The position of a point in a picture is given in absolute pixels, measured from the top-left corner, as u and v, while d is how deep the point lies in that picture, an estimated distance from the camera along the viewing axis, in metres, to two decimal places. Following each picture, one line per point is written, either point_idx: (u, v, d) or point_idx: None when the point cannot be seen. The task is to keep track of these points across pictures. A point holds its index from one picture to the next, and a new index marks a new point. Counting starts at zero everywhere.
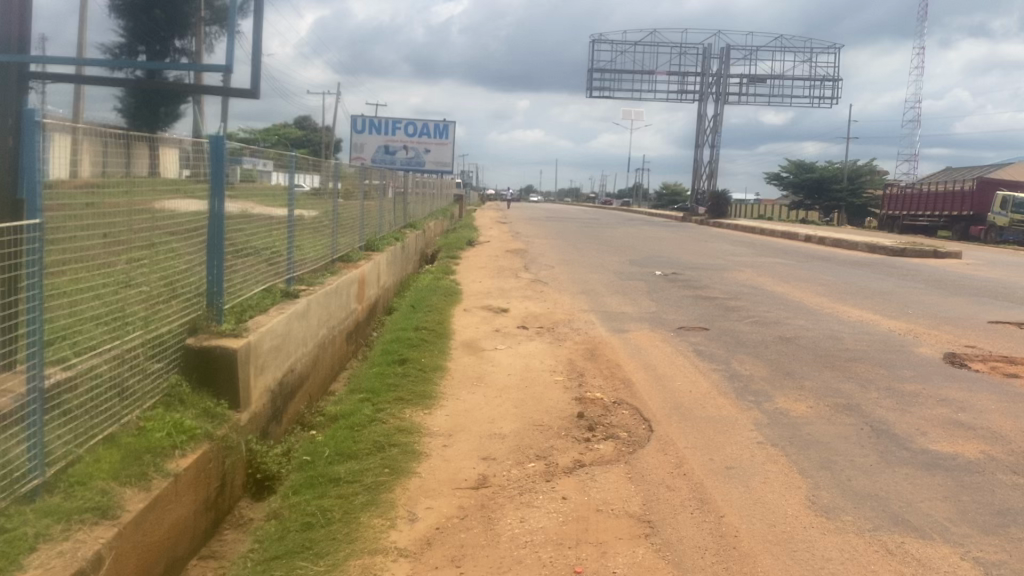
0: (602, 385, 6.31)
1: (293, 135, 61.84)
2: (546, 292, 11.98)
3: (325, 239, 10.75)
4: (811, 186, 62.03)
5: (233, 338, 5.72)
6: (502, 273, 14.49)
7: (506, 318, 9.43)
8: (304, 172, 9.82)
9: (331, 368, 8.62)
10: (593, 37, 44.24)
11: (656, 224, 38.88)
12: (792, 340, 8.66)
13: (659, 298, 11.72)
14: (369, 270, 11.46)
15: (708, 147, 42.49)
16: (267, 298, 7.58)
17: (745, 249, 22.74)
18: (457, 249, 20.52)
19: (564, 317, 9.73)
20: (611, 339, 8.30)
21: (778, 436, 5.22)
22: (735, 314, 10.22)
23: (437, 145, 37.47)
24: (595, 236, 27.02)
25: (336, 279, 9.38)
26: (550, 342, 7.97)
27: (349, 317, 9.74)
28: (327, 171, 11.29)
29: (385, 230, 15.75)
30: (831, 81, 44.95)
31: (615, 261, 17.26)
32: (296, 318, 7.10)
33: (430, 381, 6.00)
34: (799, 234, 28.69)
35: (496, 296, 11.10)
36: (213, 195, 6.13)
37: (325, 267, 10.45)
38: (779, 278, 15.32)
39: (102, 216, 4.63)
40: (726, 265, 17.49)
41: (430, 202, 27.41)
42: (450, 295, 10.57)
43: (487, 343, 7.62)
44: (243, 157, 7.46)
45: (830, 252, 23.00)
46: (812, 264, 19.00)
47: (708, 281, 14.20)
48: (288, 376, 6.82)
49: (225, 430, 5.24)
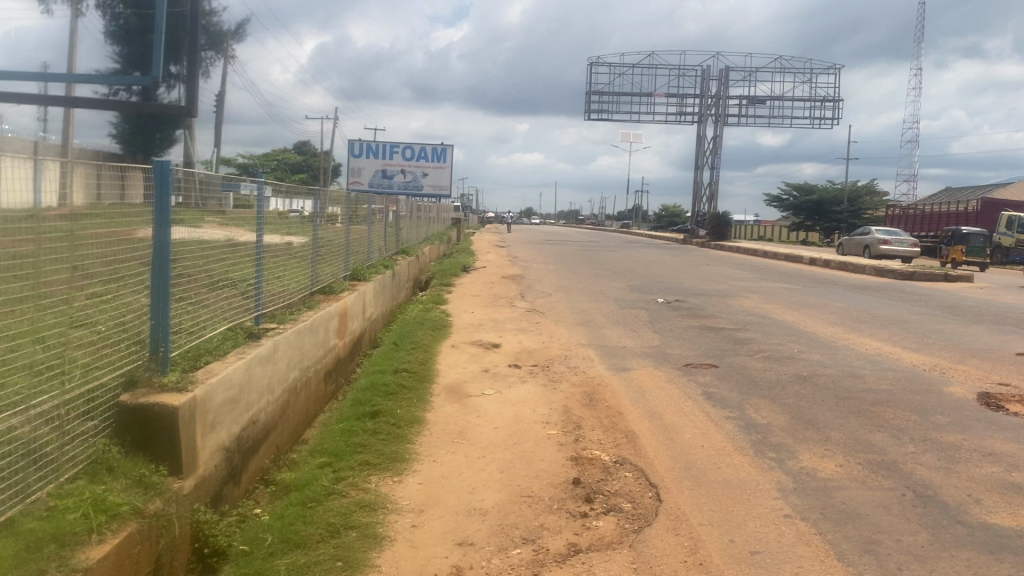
0: (601, 439, 5.55)
1: (291, 160, 61.67)
2: (542, 323, 11.22)
3: (304, 270, 9.99)
4: (812, 208, 61.53)
5: (174, 394, 4.94)
6: (496, 302, 13.77)
7: (498, 355, 8.67)
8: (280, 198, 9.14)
9: (305, 413, 7.88)
10: (591, 58, 43.71)
11: (656, 247, 38.25)
12: (811, 379, 7.89)
13: (663, 329, 10.97)
14: (352, 301, 10.75)
15: (708, 169, 41.87)
16: (228, 340, 6.78)
17: (749, 273, 22.03)
18: (451, 276, 19.80)
19: (560, 353, 8.96)
20: (612, 380, 7.54)
21: (808, 507, 4.45)
22: (745, 348, 9.46)
23: (434, 168, 36.85)
24: (595, 260, 26.35)
25: (312, 314, 8.65)
26: (543, 384, 7.21)
27: (327, 354, 9.01)
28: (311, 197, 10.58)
29: (373, 257, 15.02)
30: (832, 101, 44.39)
31: (616, 287, 16.54)
32: (258, 363, 6.36)
33: (404, 440, 5.23)
34: (804, 257, 27.97)
35: (488, 329, 10.35)
36: (157, 225, 5.29)
37: (302, 301, 9.70)
38: (789, 306, 14.58)
39: (78, 247, 4.47)
40: (732, 291, 16.74)
41: (426, 227, 26.77)
42: (437, 329, 9.83)
43: (473, 387, 6.86)
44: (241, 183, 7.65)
45: (837, 275, 22.28)
46: (820, 288, 18.27)
47: (713, 309, 13.45)
48: (249, 430, 6.08)
49: (160, 504, 4.47)
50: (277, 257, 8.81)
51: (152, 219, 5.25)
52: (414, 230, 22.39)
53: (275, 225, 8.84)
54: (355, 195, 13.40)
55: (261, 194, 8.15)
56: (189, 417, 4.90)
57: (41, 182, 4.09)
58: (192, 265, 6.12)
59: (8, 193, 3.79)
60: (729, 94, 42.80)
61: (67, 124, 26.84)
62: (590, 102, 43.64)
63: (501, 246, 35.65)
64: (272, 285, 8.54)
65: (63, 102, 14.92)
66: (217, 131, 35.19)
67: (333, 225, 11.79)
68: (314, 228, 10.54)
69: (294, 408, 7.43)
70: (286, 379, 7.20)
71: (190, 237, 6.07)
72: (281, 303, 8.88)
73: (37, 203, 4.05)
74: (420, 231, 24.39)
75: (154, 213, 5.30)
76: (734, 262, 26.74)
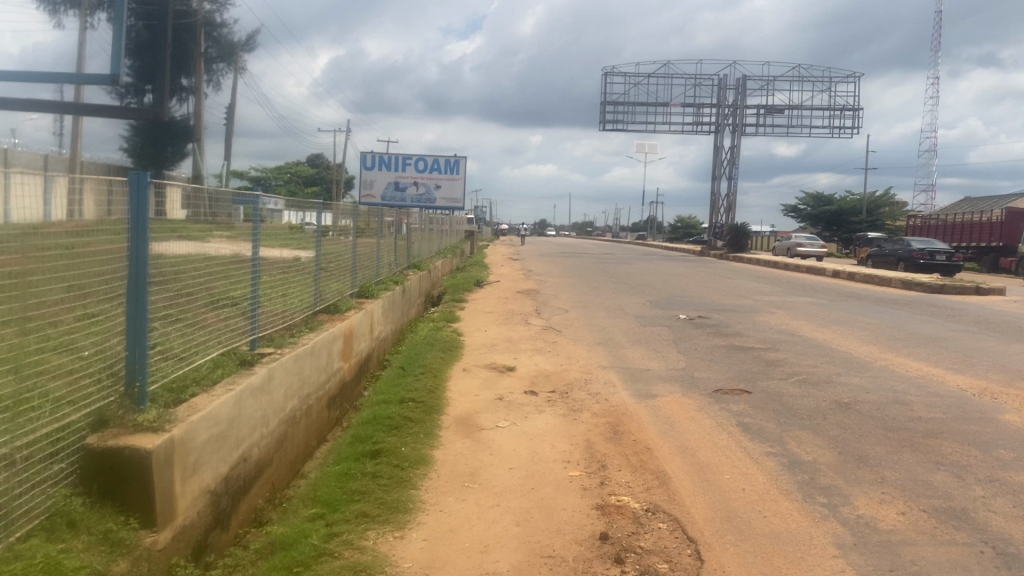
0: (629, 481, 4.95)
1: (303, 174, 61.46)
2: (558, 343, 10.64)
3: (307, 288, 9.45)
4: (829, 219, 60.71)
5: (150, 434, 4.40)
6: (511, 320, 13.19)
7: (512, 380, 8.08)
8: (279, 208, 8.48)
9: (305, 443, 7.34)
10: (606, 68, 43.16)
11: (672, 260, 37.58)
12: (852, 407, 7.26)
13: (687, 349, 10.36)
14: (359, 321, 10.19)
15: (725, 180, 41.21)
16: (217, 370, 6.20)
17: (772, 287, 21.37)
18: (464, 291, 19.23)
19: (579, 378, 8.37)
20: (636, 409, 6.94)
21: (873, 568, 3.84)
22: (778, 372, 8.84)
23: (447, 181, 36.36)
24: (612, 274, 25.73)
25: (314, 336, 8.12)
26: (562, 414, 6.61)
27: (331, 379, 8.48)
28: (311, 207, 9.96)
29: (383, 273, 14.48)
30: (851, 110, 43.68)
31: (635, 303, 15.93)
32: (250, 394, 5.82)
33: (407, 485, 4.66)
34: (826, 269, 27.28)
35: (501, 350, 9.77)
36: (132, 244, 4.74)
37: (304, 322, 9.16)
38: (817, 322, 13.93)
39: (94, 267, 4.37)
40: (755, 306, 16.12)
41: (439, 241, 26.25)
42: (448, 350, 9.28)
43: (486, 418, 6.29)
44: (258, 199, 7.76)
45: (862, 289, 21.60)
46: (847, 303, 17.60)
47: (738, 327, 12.82)
48: (240, 468, 5.54)
49: (128, 564, 3.92)
50: (276, 276, 8.25)
51: (127, 237, 4.69)
52: (427, 243, 21.87)
53: (274, 240, 8.26)
54: (363, 209, 12.90)
55: (258, 207, 7.56)
56: (166, 460, 4.35)
57: (54, 197, 4.05)
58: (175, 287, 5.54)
59: (17, 207, 3.75)
60: (746, 104, 42.18)
61: (77, 137, 26.60)
62: (604, 112, 43.09)
63: (515, 259, 35.09)
64: (269, 306, 7.98)
65: (74, 109, 14.60)
66: (228, 144, 34.88)
67: (339, 240, 11.24)
68: (318, 244, 9.99)
69: (292, 438, 6.90)
70: (283, 409, 6.66)
71: (170, 255, 5.49)
72: (281, 326, 8.30)
73: (51, 218, 4.01)
74: (432, 245, 23.87)
75: (130, 230, 4.74)
76: (755, 275, 26.05)
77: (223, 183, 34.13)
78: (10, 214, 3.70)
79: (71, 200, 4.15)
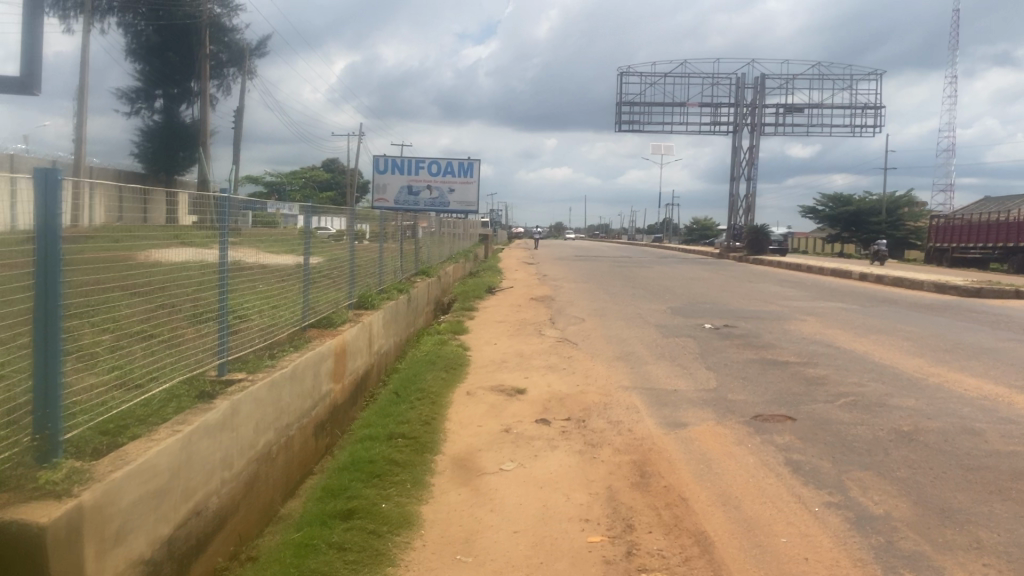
0: (663, 549, 3.97)
1: (317, 178, 60.96)
2: (573, 358, 9.64)
3: (294, 300, 8.51)
4: (849, 220, 59.38)
5: (51, 502, 3.44)
6: (523, 331, 12.21)
7: (522, 406, 7.10)
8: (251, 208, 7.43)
9: (282, 480, 6.41)
10: (620, 67, 42.12)
11: (691, 262, 36.49)
12: (917, 438, 6.23)
13: (716, 365, 9.34)
14: (354, 336, 9.21)
15: (745, 180, 40.06)
16: (170, 403, 5.24)
17: (799, 291, 20.29)
18: (474, 298, 18.27)
19: (598, 402, 7.37)
20: (666, 444, 5.94)
21: None
22: (823, 393, 7.80)
23: (460, 183, 35.40)
24: (629, 279, 24.72)
25: (298, 356, 7.18)
26: (578, 452, 5.63)
27: (318, 403, 7.54)
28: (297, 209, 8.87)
29: (386, 281, 13.53)
30: (874, 108, 42.45)
31: (656, 311, 14.90)
32: (206, 434, 4.87)
33: (382, 560, 3.72)
34: (853, 272, 26.11)
35: (510, 367, 8.79)
36: (41, 266, 3.79)
37: (289, 338, 8.20)
38: (854, 331, 12.86)
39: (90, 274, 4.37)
40: (784, 313, 15.08)
41: (450, 245, 25.33)
42: (450, 369, 8.32)
43: (489, 459, 5.31)
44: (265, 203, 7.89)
45: (894, 293, 20.47)
46: (881, 308, 16.53)
47: (770, 337, 11.79)
48: (191, 524, 4.61)
49: None
50: (255, 288, 7.29)
51: (31, 253, 3.74)
52: (437, 248, 20.93)
53: (250, 249, 7.28)
54: (364, 213, 11.98)
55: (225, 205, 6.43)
56: (71, 536, 3.40)
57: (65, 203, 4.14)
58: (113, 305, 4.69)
59: (25, 215, 3.72)
60: (766, 102, 41.05)
61: (84, 142, 26.09)
62: (620, 112, 42.06)
63: (530, 264, 34.29)
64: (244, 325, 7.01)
65: None
66: (238, 149, 34.23)
67: (334, 245, 10.26)
68: (309, 250, 9.03)
69: (265, 478, 5.95)
70: (253, 445, 5.71)
71: (99, 265, 4.52)
72: (258, 345, 7.33)
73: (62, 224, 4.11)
74: (443, 250, 22.88)
75: (38, 247, 3.78)
76: (780, 279, 24.96)
77: (233, 188, 33.50)
78: (17, 222, 3.65)
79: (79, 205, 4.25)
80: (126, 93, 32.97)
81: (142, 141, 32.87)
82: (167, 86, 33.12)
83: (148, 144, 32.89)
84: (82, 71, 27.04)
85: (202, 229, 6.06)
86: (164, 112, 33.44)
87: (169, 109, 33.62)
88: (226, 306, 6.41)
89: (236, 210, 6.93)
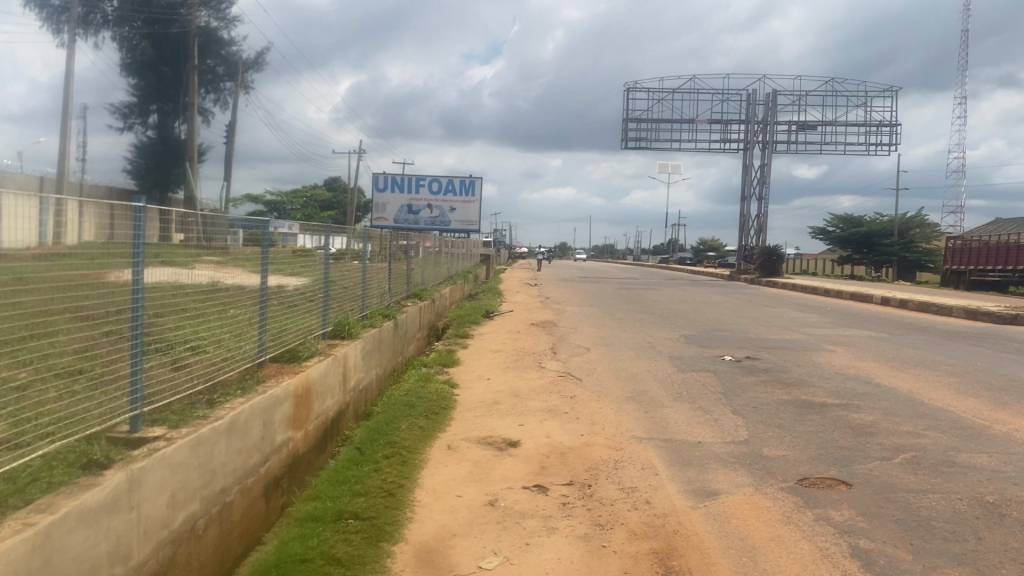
0: None
1: (320, 198, 60.25)
2: (577, 397, 8.38)
3: (249, 329, 7.21)
4: (859, 241, 58.12)
5: None
6: (521, 362, 10.96)
7: (514, 465, 5.83)
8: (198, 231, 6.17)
9: (213, 561, 5.15)
10: (627, 84, 41.03)
11: (699, 284, 35.19)
12: (1010, 514, 4.94)
13: (742, 408, 8.08)
14: (323, 370, 7.96)
15: (754, 201, 38.84)
16: (48, 472, 4.05)
17: (820, 317, 18.99)
18: (471, 324, 17.03)
19: (607, 459, 6.09)
20: (694, 525, 4.67)
21: None
22: (877, 449, 6.52)
23: (463, 203, 34.17)
24: (636, 301, 23.51)
25: (242, 402, 5.94)
26: (582, 540, 4.36)
27: (270, 457, 6.31)
28: (260, 234, 7.55)
29: (372, 305, 12.29)
30: (887, 127, 41.32)
31: (668, 339, 13.65)
32: (82, 521, 3.64)
33: None
34: (874, 296, 24.79)
35: (503, 411, 7.52)
36: None
37: (240, 376, 6.91)
38: (890, 364, 11.58)
39: (49, 291, 4.15)
40: (809, 343, 13.80)
41: (450, 265, 24.15)
42: (430, 414, 7.06)
43: (465, 553, 4.07)
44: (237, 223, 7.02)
45: (921, 319, 19.16)
46: (912, 337, 15.23)
47: (798, 372, 10.51)
48: None
49: None
50: (192, 315, 5.97)
51: None
52: (434, 269, 19.72)
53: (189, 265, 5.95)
54: (346, 231, 10.76)
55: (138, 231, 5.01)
56: None
57: (48, 220, 4.11)
58: (56, 330, 4.18)
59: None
60: (777, 120, 39.86)
61: (67, 157, 25.44)
62: (627, 130, 40.91)
63: (533, 285, 33.01)
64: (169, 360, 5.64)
65: None
66: (230, 165, 33.38)
67: (304, 261, 8.97)
68: (268, 267, 7.68)
69: (185, 562, 4.72)
70: (167, 524, 4.47)
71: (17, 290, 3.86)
72: (192, 386, 6.00)
73: (44, 241, 4.06)
74: (442, 271, 21.67)
75: None
76: (796, 303, 23.69)
77: (228, 206, 32.64)
78: None
79: (61, 224, 4.20)
80: (121, 109, 32.52)
81: (136, 158, 32.17)
82: (161, 101, 32.53)
83: (143, 160, 32.15)
84: (67, 84, 26.18)
85: (183, 247, 5.86)
86: (158, 128, 32.70)
87: (164, 125, 33.00)
88: (142, 330, 5.10)
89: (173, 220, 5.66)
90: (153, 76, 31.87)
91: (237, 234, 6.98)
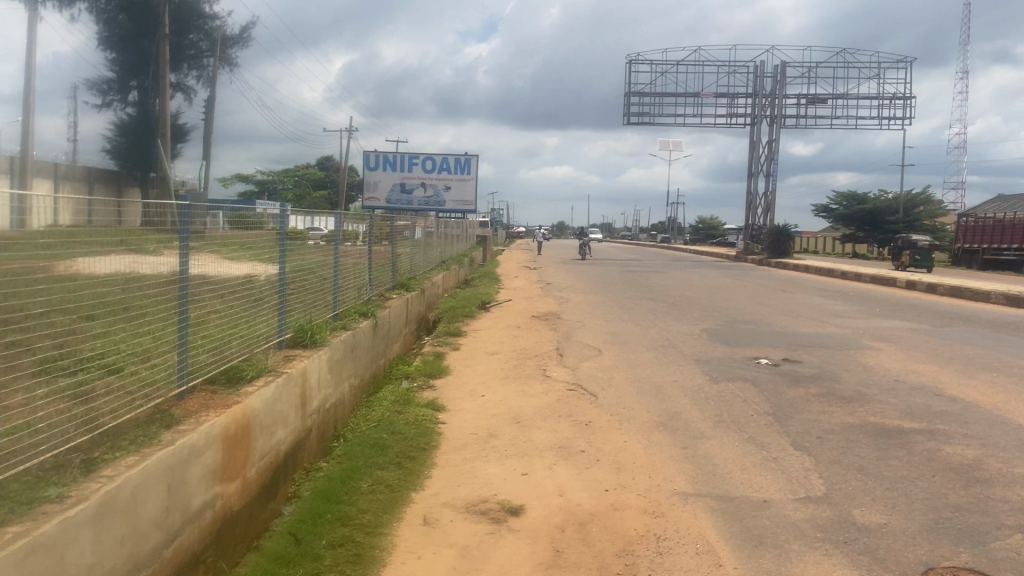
0: None
1: (311, 177, 58.32)
2: (592, 424, 6.66)
3: (163, 342, 5.36)
4: (863, 218, 56.27)
5: None
6: (523, 370, 9.22)
7: (518, 550, 4.13)
8: (115, 208, 4.69)
9: None
10: (629, 55, 39.04)
11: (704, 266, 33.41)
12: None
13: (803, 439, 6.36)
14: (272, 396, 6.23)
15: (762, 178, 36.95)
16: None
17: (848, 305, 17.25)
18: (465, 317, 15.29)
19: (644, 537, 4.38)
20: None
21: None
22: (1007, 511, 4.77)
23: (458, 181, 32.39)
24: (643, 287, 21.77)
25: (142, 460, 4.27)
26: None
27: (183, 529, 4.60)
28: (197, 219, 5.86)
29: (348, 301, 10.52)
30: (900, 100, 39.41)
31: (689, 336, 11.91)
32: None
33: None
34: (898, 279, 22.97)
35: (499, 451, 5.79)
36: None
37: (148, 417, 5.08)
38: (953, 368, 9.83)
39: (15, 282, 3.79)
40: (851, 340, 12.02)
41: (444, 249, 22.36)
42: (403, 461, 5.39)
43: None
44: (168, 208, 5.38)
45: (958, 307, 17.39)
46: (960, 330, 13.47)
47: (853, 382, 8.77)
48: None
49: None
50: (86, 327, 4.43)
51: None
52: (425, 255, 17.96)
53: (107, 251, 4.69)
54: (330, 214, 9.57)
55: None
56: None
57: (69, 207, 4.17)
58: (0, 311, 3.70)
59: (29, 218, 3.81)
60: (785, 94, 37.93)
61: (33, 135, 23.68)
62: (629, 104, 38.99)
63: (532, 269, 31.26)
64: (0, 399, 3.76)
65: None
66: (210, 143, 31.66)
67: (254, 241, 7.10)
68: (197, 258, 5.90)
69: None
70: None
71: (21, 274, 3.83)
72: (58, 442, 4.19)
73: (58, 223, 4.09)
74: (434, 257, 19.88)
75: None
76: (815, 287, 21.91)
77: (210, 186, 30.90)
78: None
79: (83, 211, 4.29)
80: (98, 85, 30.78)
81: (114, 137, 30.57)
82: (139, 77, 30.72)
83: (122, 139, 30.40)
84: (29, 56, 24.31)
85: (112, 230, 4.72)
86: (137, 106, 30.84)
87: (144, 102, 31.20)
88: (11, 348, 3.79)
89: (98, 200, 4.49)
90: (131, 50, 29.97)
91: (159, 220, 5.26)
